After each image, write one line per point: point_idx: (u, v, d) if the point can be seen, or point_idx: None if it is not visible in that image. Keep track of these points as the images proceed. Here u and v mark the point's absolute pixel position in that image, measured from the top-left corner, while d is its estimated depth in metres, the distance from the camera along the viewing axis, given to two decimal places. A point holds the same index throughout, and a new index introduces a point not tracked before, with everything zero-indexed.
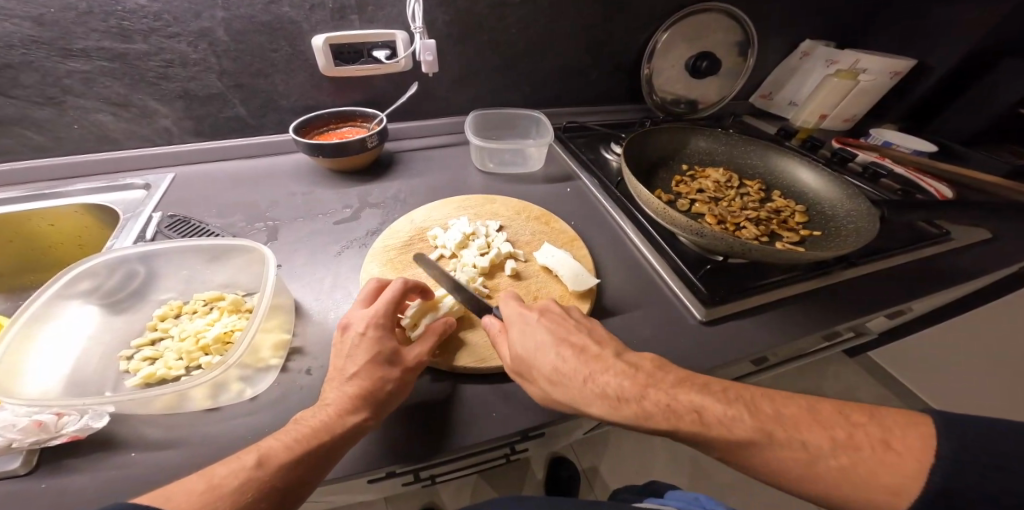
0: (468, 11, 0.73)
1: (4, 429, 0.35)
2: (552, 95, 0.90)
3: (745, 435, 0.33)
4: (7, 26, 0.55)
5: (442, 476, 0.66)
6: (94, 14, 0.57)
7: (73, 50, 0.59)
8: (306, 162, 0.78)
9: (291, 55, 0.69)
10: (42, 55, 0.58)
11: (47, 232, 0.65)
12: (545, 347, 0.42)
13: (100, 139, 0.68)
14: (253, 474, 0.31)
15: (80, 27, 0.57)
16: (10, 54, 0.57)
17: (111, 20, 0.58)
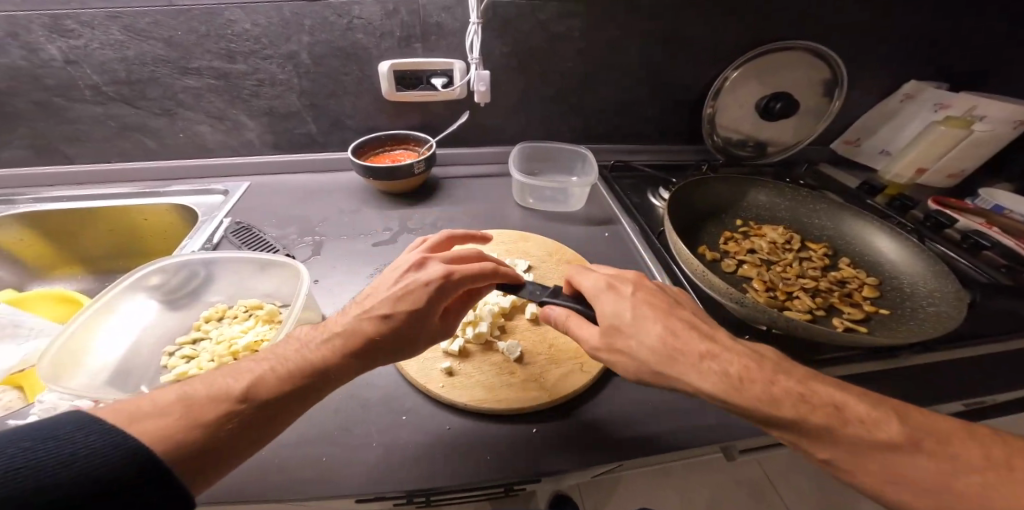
0: (529, 42, 0.73)
1: (49, 410, 0.42)
2: (606, 129, 0.88)
3: (880, 431, 0.30)
4: (145, 46, 0.63)
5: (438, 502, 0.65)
6: (210, 37, 0.64)
7: (190, 69, 0.67)
8: (359, 180, 0.83)
9: (359, 78, 0.74)
10: (165, 72, 0.66)
11: (143, 225, 0.75)
12: (645, 321, 0.38)
13: (198, 146, 0.76)
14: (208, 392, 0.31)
15: (197, 48, 0.65)
16: (142, 71, 0.66)
17: (221, 42, 0.65)
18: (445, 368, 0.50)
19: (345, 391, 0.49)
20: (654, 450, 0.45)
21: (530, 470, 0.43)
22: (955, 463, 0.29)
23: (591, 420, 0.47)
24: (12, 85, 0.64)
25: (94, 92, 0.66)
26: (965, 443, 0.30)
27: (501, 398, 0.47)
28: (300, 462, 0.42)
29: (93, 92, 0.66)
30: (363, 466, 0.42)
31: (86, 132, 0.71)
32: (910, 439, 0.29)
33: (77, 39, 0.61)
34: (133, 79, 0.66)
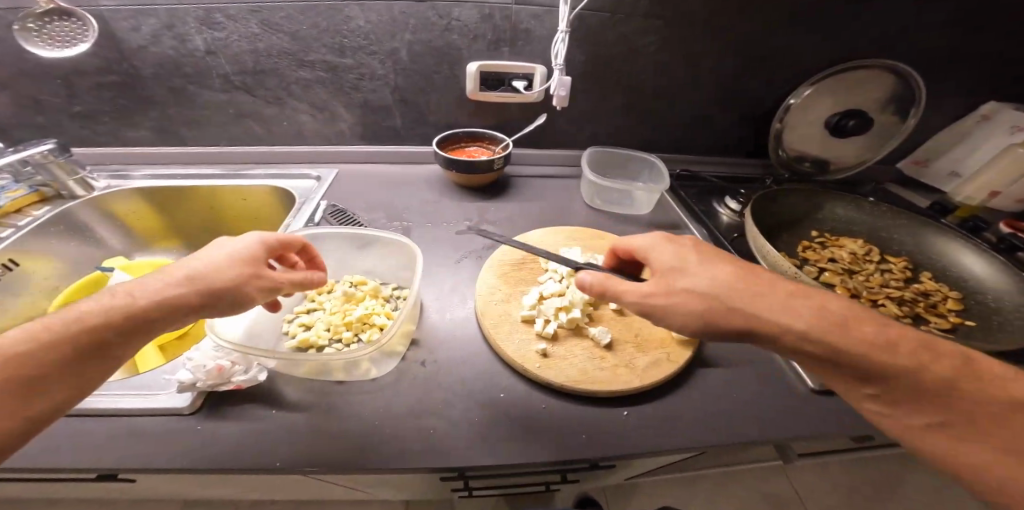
0: (611, 51, 0.77)
1: (198, 369, 0.45)
2: (672, 139, 0.91)
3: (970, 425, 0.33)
4: (273, 40, 0.69)
5: (478, 490, 0.73)
6: (328, 33, 0.70)
7: (306, 61, 0.72)
8: (435, 173, 0.88)
9: (448, 76, 0.80)
10: (284, 64, 0.72)
11: (239, 205, 0.79)
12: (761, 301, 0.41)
13: (296, 134, 0.82)
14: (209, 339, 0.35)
15: (316, 43, 0.71)
16: (266, 63, 0.71)
17: (336, 38, 0.71)
18: (540, 349, 0.53)
19: (444, 365, 0.52)
20: (743, 439, 0.47)
21: (627, 452, 0.45)
22: None
23: (680, 409, 0.50)
24: (149, 72, 0.69)
25: (222, 81, 0.72)
26: None
27: (597, 380, 0.50)
28: (414, 432, 0.45)
29: (222, 80, 0.71)
30: (471, 435, 0.45)
31: (207, 117, 0.76)
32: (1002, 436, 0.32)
33: (221, 32, 0.66)
34: (257, 70, 0.72)
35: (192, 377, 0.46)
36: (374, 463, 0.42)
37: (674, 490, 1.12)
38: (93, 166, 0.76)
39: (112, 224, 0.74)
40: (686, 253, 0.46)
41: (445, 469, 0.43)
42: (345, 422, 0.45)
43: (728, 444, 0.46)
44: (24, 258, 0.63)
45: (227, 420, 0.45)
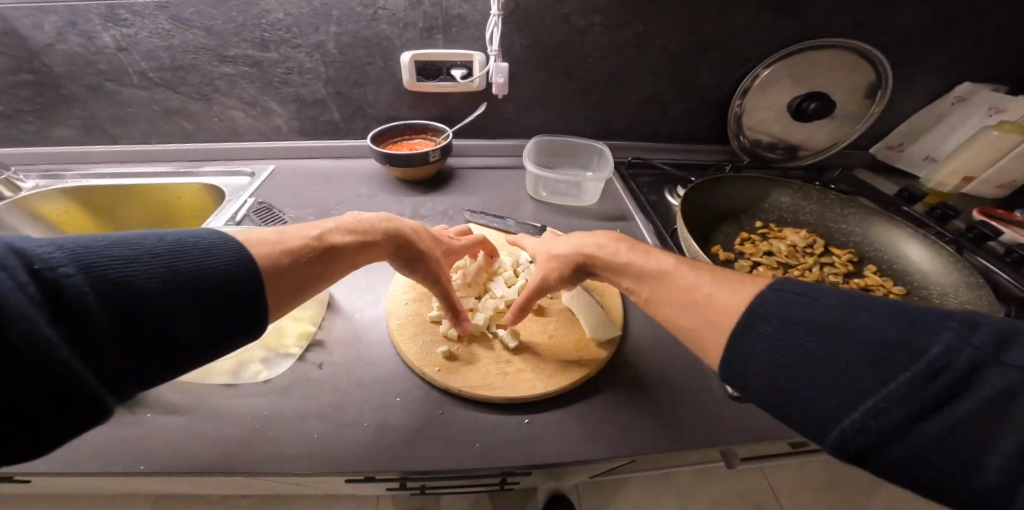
0: (550, 37, 0.73)
1: None
2: (625, 126, 0.86)
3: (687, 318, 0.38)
4: (188, 35, 0.66)
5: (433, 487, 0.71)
6: (246, 26, 0.67)
7: (227, 56, 0.70)
8: (377, 167, 0.85)
9: (382, 68, 0.77)
10: (205, 59, 0.69)
11: (174, 203, 0.78)
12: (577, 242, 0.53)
13: (229, 131, 0.80)
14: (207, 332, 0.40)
15: (235, 37, 0.68)
16: (185, 58, 0.69)
17: (256, 31, 0.68)
18: (446, 351, 0.51)
19: (343, 367, 0.50)
20: (645, 448, 0.44)
21: (515, 461, 0.43)
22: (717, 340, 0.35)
23: (584, 414, 0.47)
24: (62, 70, 0.67)
25: (141, 78, 0.70)
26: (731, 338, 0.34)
27: (498, 384, 0.47)
28: (293, 438, 0.43)
29: (141, 77, 0.69)
30: (354, 443, 0.43)
31: (133, 114, 0.74)
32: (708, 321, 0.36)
33: (130, 28, 0.64)
34: (176, 66, 0.69)
35: None
36: (244, 469, 0.41)
37: (641, 488, 1.09)
38: (22, 167, 0.75)
39: (41, 224, 0.73)
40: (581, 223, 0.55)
41: (321, 476, 0.41)
42: (223, 424, 0.44)
43: (628, 453, 0.43)
44: None
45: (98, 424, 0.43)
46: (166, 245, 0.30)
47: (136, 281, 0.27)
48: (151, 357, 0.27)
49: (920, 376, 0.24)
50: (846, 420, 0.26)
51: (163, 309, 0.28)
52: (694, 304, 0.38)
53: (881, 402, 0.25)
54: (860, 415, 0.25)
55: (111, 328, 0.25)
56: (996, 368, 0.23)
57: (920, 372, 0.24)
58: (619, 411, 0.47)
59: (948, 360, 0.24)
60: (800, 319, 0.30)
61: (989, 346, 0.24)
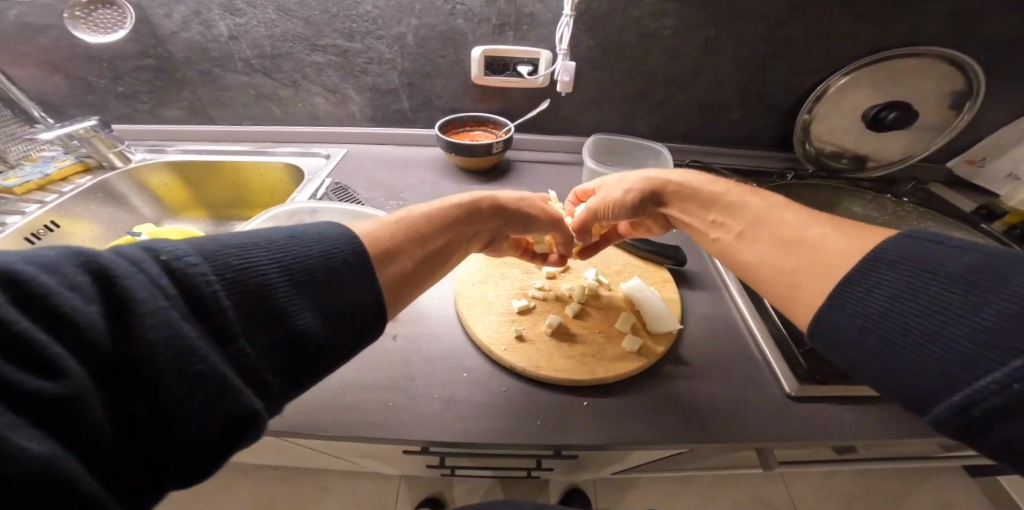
0: (620, 38, 0.74)
1: None
2: (685, 128, 0.86)
3: (789, 265, 0.36)
4: (288, 24, 0.73)
5: (461, 469, 0.76)
6: (338, 17, 0.73)
7: (319, 45, 0.76)
8: (439, 155, 0.89)
9: (453, 61, 0.81)
10: (300, 47, 0.76)
11: (258, 179, 0.86)
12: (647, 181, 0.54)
13: (311, 115, 0.87)
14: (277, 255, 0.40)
15: (327, 27, 0.74)
16: (283, 46, 0.76)
17: (347, 23, 0.74)
18: (513, 333, 0.54)
19: (414, 342, 0.54)
20: (702, 440, 0.45)
21: (576, 442, 0.45)
22: (820, 277, 0.33)
23: (642, 402, 0.49)
24: (181, 56, 0.74)
25: (244, 65, 0.77)
26: (820, 266, 0.33)
27: (562, 367, 0.50)
28: (374, 403, 0.48)
29: (244, 64, 0.77)
30: (429, 412, 0.47)
31: (230, 97, 0.81)
32: (796, 263, 0.35)
33: (240, 18, 0.71)
34: (274, 54, 0.76)
35: None
36: (332, 429, 0.45)
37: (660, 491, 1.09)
38: (133, 142, 0.84)
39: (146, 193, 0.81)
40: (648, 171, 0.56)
41: (398, 441, 0.45)
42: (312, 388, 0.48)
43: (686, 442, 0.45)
44: (63, 220, 0.69)
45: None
46: (277, 233, 0.31)
47: (253, 276, 0.27)
48: (282, 354, 0.27)
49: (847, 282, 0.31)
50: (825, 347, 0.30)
51: (282, 303, 0.28)
52: (799, 244, 0.36)
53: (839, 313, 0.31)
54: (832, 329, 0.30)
55: (241, 327, 0.26)
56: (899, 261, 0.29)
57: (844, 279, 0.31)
58: (676, 404, 0.49)
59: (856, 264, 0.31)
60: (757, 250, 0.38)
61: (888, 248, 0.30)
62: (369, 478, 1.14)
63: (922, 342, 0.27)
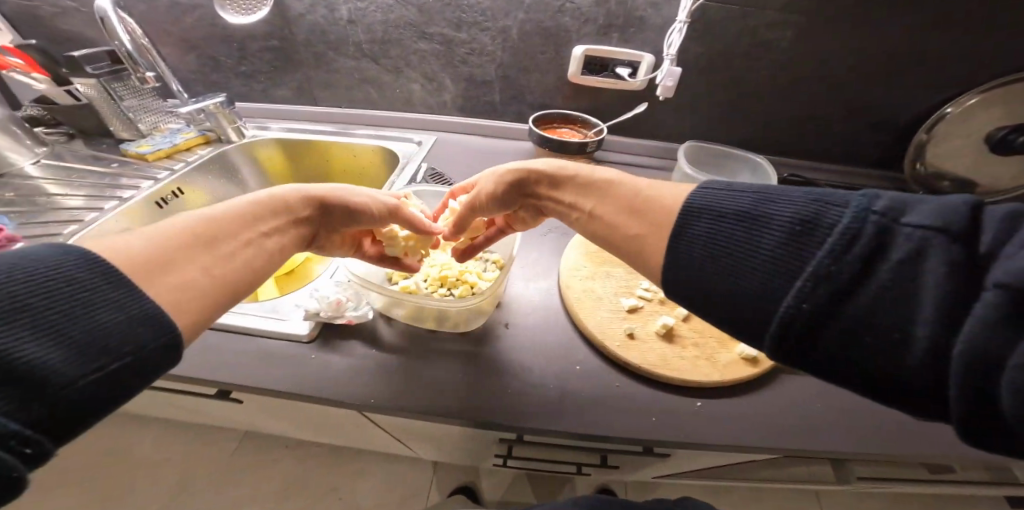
0: (730, 45, 0.73)
1: (323, 300, 0.52)
2: (776, 141, 0.86)
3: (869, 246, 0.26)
4: (402, 11, 0.75)
5: (513, 462, 0.74)
6: (450, 6, 0.74)
7: (426, 33, 0.78)
8: (525, 148, 0.90)
9: (552, 58, 0.80)
10: (409, 34, 0.78)
11: (351, 159, 0.89)
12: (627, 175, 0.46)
13: (406, 101, 0.90)
14: (193, 250, 0.34)
15: (438, 15, 0.76)
16: (393, 33, 0.78)
17: (457, 13, 0.75)
18: (624, 330, 0.54)
19: (525, 332, 0.55)
20: (824, 448, 0.46)
21: (694, 441, 0.45)
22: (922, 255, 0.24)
23: (761, 410, 0.48)
24: (302, 38, 0.80)
25: (355, 49, 0.81)
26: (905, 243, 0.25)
27: (682, 368, 0.50)
28: (493, 389, 0.48)
29: (356, 49, 0.81)
30: (549, 400, 0.48)
31: (336, 80, 0.87)
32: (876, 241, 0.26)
33: (362, 2, 0.74)
34: (385, 40, 0.79)
35: (315, 307, 0.52)
36: (456, 412, 0.46)
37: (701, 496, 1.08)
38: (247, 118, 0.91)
39: (257, 165, 0.89)
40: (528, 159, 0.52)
41: (518, 428, 0.46)
42: (433, 368, 0.50)
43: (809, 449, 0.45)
44: (189, 190, 0.79)
45: (334, 353, 0.50)
46: None
47: None
48: None
49: (841, 243, 0.26)
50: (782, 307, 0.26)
51: None
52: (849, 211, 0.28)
53: (818, 277, 0.25)
54: (796, 293, 0.26)
55: None
56: (902, 230, 0.25)
57: (840, 237, 0.26)
58: (797, 416, 0.48)
59: (864, 226, 0.25)
60: (731, 212, 0.32)
61: (896, 213, 0.26)
62: (399, 462, 1.07)
63: (896, 324, 0.23)
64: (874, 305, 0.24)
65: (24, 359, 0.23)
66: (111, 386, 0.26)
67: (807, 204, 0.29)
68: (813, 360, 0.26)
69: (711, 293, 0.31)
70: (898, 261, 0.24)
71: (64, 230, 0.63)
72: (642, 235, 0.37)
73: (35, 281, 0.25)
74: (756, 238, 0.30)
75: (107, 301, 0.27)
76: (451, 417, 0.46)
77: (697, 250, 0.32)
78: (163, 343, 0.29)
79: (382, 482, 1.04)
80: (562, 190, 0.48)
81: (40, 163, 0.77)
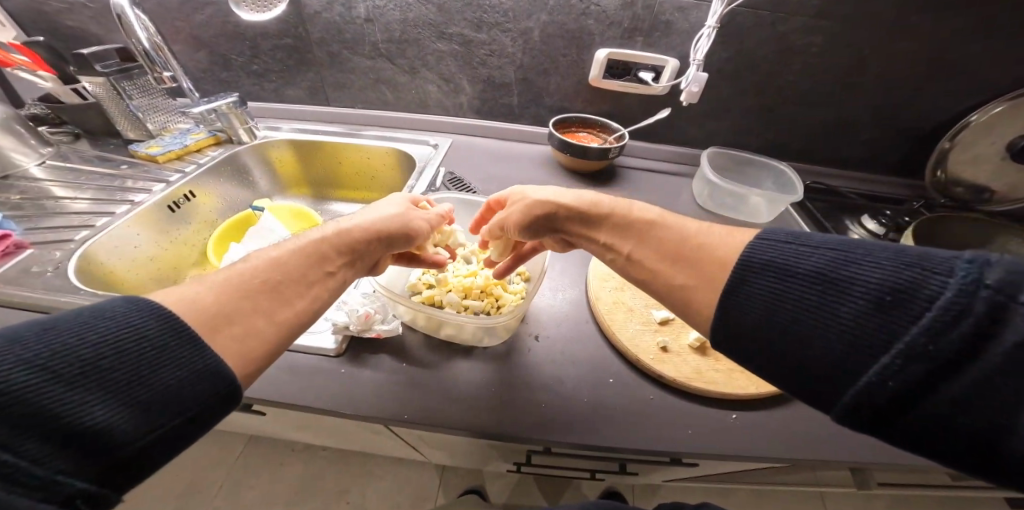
0: (757, 51, 0.72)
1: (351, 313, 0.51)
2: (796, 147, 0.86)
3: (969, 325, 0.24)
4: (422, 11, 0.73)
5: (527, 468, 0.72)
6: (471, 7, 0.72)
7: (445, 34, 0.76)
8: (543, 152, 0.89)
9: (573, 61, 0.79)
10: (427, 35, 0.76)
11: (365, 161, 0.87)
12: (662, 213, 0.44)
13: (421, 102, 0.88)
14: (258, 300, 0.35)
15: (458, 16, 0.74)
16: (411, 33, 0.76)
17: (478, 13, 0.73)
18: (657, 344, 0.53)
19: (556, 344, 0.54)
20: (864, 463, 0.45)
21: (732, 454, 0.45)
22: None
23: (798, 424, 0.48)
24: (316, 36, 0.78)
25: (371, 48, 0.79)
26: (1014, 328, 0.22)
27: (719, 382, 0.49)
28: (528, 404, 0.47)
29: (373, 48, 0.79)
30: (585, 415, 0.47)
31: (350, 80, 0.85)
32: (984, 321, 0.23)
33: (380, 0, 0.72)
34: (402, 40, 0.77)
35: (344, 320, 0.51)
36: (491, 428, 0.45)
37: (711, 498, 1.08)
38: (259, 119, 0.89)
39: (269, 166, 0.87)
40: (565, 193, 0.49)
41: (554, 444, 0.45)
42: (466, 381, 0.49)
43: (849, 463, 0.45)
44: (200, 193, 0.76)
45: (363, 367, 0.49)
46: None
47: None
48: None
49: (941, 319, 0.24)
50: (861, 381, 0.26)
51: None
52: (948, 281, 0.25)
53: (907, 356, 0.24)
54: (880, 368, 0.25)
55: None
56: (1021, 310, 0.22)
57: (938, 315, 0.24)
58: (834, 431, 0.48)
59: (971, 303, 0.23)
60: (801, 270, 0.30)
61: (1016, 289, 0.23)
62: (408, 464, 1.06)
63: (995, 410, 0.22)
64: (970, 388, 0.23)
65: (92, 422, 0.25)
66: (173, 438, 0.28)
67: (897, 269, 0.27)
68: (891, 433, 0.25)
69: (771, 351, 0.31)
70: (1011, 344, 0.22)
71: (76, 236, 0.61)
72: (692, 286, 0.36)
73: (107, 341, 0.27)
74: (831, 302, 0.28)
75: (171, 359, 0.28)
76: (488, 434, 0.45)
77: (757, 309, 0.31)
78: (221, 397, 0.30)
79: (391, 486, 1.02)
80: (595, 227, 0.46)
81: (47, 164, 0.75)
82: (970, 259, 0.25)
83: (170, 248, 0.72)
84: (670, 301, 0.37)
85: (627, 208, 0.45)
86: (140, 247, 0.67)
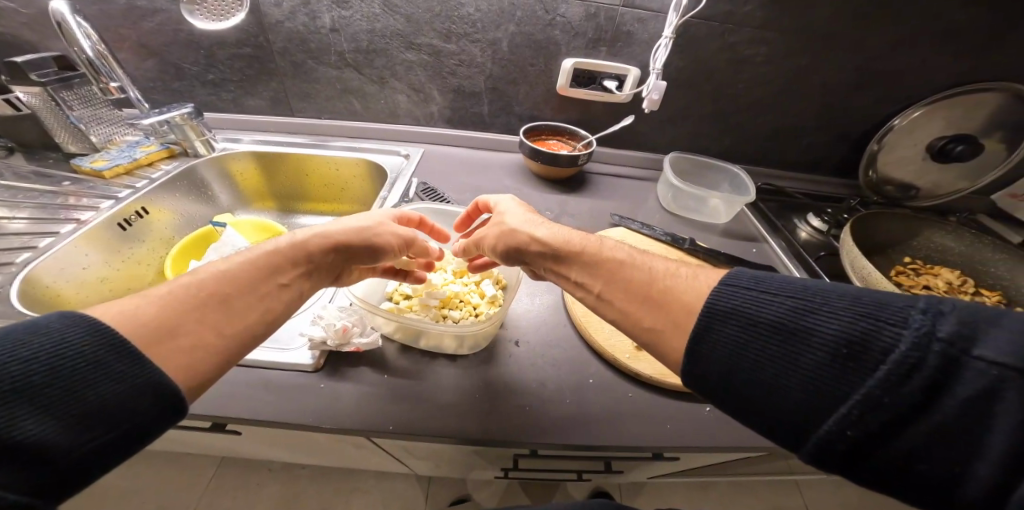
0: (710, 61, 0.77)
1: (328, 327, 0.49)
2: (750, 151, 0.92)
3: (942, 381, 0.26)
4: (390, 21, 0.73)
5: (514, 473, 0.72)
6: (439, 16, 0.73)
7: (414, 44, 0.77)
8: (514, 160, 0.90)
9: (542, 71, 0.81)
10: (395, 45, 0.76)
11: (332, 173, 0.85)
12: (632, 254, 0.44)
13: (391, 112, 0.88)
14: (204, 313, 0.34)
15: (426, 25, 0.74)
16: (379, 43, 0.76)
17: (446, 23, 0.74)
18: (630, 343, 0.55)
19: (537, 348, 0.56)
20: None
21: (708, 443, 0.47)
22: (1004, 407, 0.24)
23: None
24: (279, 46, 0.76)
25: (338, 58, 0.78)
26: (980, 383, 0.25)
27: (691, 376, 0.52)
28: (512, 408, 0.48)
29: (339, 57, 0.78)
30: (567, 415, 0.48)
31: (316, 90, 0.83)
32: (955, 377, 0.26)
33: (346, 10, 0.72)
34: (370, 49, 0.77)
35: (321, 335, 0.50)
36: (475, 434, 0.45)
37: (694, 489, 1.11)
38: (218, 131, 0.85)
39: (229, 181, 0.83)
40: (549, 225, 0.50)
41: (539, 445, 0.46)
42: (450, 391, 0.49)
43: None
44: (154, 209, 0.72)
45: (342, 382, 0.48)
46: None
47: None
48: None
49: (895, 374, 0.27)
50: (824, 427, 0.28)
51: None
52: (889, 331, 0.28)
53: (864, 407, 0.27)
54: (840, 418, 0.28)
55: None
56: (973, 364, 0.25)
57: (894, 368, 0.27)
58: None
59: (925, 357, 0.26)
60: (764, 320, 0.32)
61: (967, 342, 0.26)
62: (392, 480, 1.03)
63: (947, 457, 0.26)
64: (927, 438, 0.26)
65: (21, 434, 0.24)
66: (105, 452, 0.28)
67: (853, 321, 0.29)
68: (857, 472, 0.28)
69: (738, 394, 0.33)
70: (965, 398, 0.25)
71: (17, 257, 0.56)
72: (660, 329, 0.37)
73: (41, 357, 0.26)
74: (793, 353, 0.31)
75: (109, 372, 0.28)
76: (474, 440, 0.45)
77: (726, 356, 0.33)
78: (159, 412, 0.29)
79: (374, 503, 0.99)
80: (562, 262, 0.47)
81: None
82: (923, 310, 0.28)
83: (124, 266, 0.68)
84: (640, 342, 0.39)
85: (595, 244, 0.46)
86: (88, 268, 0.63)
